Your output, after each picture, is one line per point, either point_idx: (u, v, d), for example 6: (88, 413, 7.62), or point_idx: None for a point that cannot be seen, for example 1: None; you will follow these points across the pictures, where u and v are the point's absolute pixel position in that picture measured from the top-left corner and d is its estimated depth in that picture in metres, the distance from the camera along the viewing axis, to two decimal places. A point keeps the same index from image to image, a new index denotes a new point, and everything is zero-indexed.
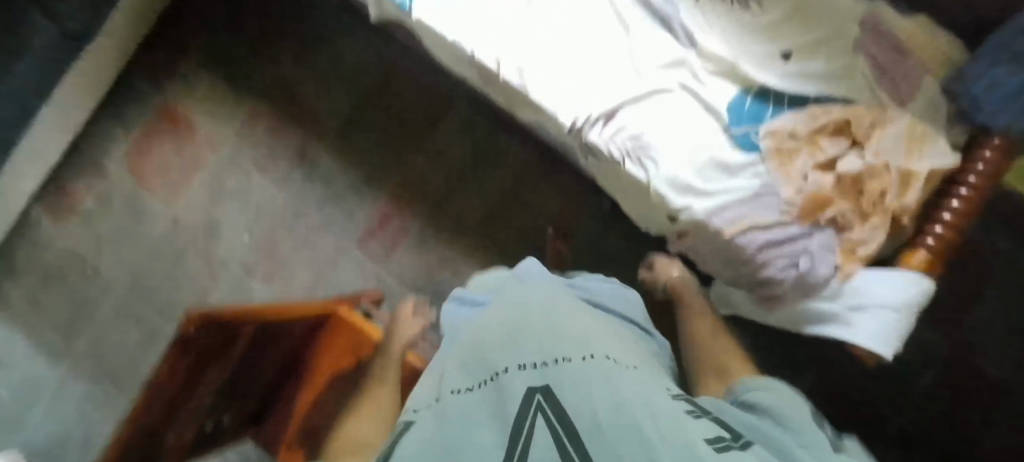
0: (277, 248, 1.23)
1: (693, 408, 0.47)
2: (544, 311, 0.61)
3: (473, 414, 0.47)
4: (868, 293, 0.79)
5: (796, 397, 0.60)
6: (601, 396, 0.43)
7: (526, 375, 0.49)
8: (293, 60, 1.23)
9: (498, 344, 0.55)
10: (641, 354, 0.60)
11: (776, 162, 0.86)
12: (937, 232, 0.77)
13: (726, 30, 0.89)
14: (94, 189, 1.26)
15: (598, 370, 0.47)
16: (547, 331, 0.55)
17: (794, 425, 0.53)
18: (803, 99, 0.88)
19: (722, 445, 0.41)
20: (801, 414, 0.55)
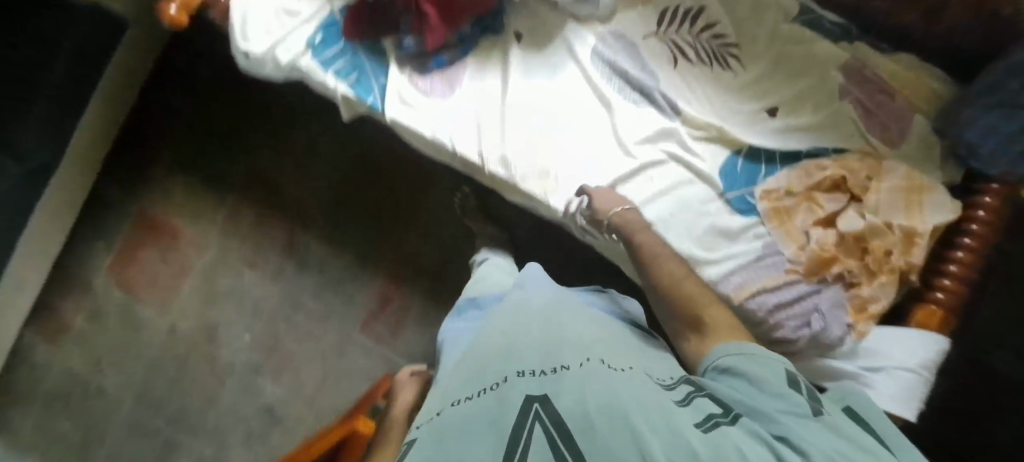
0: (281, 343, 1.20)
1: (682, 397, 0.50)
2: (545, 325, 0.63)
3: (476, 421, 0.49)
4: (885, 352, 0.78)
5: (772, 357, 0.56)
6: (596, 393, 0.47)
7: (529, 382, 0.51)
8: (271, 152, 1.22)
9: (501, 358, 0.57)
10: (635, 349, 0.64)
11: (776, 222, 0.85)
12: (945, 286, 0.76)
13: (707, 94, 0.87)
14: (83, 308, 1.21)
15: (596, 371, 0.50)
16: (542, 343, 0.58)
17: (774, 388, 0.51)
18: (794, 155, 0.86)
19: (710, 424, 0.45)
20: (777, 376, 0.52)
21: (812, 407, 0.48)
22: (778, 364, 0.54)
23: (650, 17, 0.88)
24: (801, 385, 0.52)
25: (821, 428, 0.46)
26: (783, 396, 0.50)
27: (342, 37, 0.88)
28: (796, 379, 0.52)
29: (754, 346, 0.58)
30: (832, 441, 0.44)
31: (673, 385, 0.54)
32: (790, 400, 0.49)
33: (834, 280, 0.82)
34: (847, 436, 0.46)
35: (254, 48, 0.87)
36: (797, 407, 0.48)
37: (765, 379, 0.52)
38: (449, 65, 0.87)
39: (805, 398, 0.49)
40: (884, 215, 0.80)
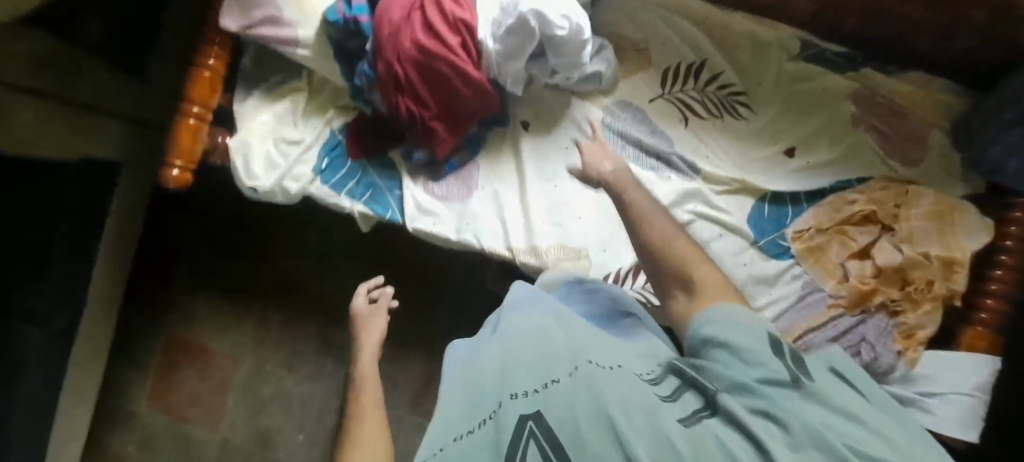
0: (336, 438, 1.14)
1: (669, 392, 0.49)
2: (534, 331, 0.60)
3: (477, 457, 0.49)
4: (941, 375, 0.78)
5: (752, 320, 0.53)
6: (585, 408, 0.46)
7: (523, 403, 0.50)
8: (285, 254, 1.17)
9: (495, 383, 0.55)
10: (623, 342, 0.61)
11: (811, 261, 0.85)
12: (987, 306, 0.77)
13: (724, 146, 0.87)
14: (135, 437, 1.13)
15: (586, 377, 0.49)
16: (537, 356, 0.55)
17: (751, 356, 0.48)
18: (820, 192, 0.86)
19: (694, 421, 0.44)
20: (757, 345, 0.49)
21: (792, 372, 0.45)
22: (754, 327, 0.51)
23: (655, 79, 0.87)
24: (783, 349, 0.49)
25: (802, 398, 0.43)
26: (762, 367, 0.47)
27: (348, 155, 0.86)
28: (778, 344, 0.49)
29: (738, 308, 0.54)
30: (812, 413, 0.42)
31: (659, 381, 0.52)
32: (768, 367, 0.46)
33: (876, 309, 0.83)
34: (832, 404, 0.43)
35: (265, 184, 0.83)
36: (775, 375, 0.45)
37: (742, 351, 0.49)
38: (462, 167, 0.87)
39: (786, 365, 0.46)
40: (919, 244, 0.81)
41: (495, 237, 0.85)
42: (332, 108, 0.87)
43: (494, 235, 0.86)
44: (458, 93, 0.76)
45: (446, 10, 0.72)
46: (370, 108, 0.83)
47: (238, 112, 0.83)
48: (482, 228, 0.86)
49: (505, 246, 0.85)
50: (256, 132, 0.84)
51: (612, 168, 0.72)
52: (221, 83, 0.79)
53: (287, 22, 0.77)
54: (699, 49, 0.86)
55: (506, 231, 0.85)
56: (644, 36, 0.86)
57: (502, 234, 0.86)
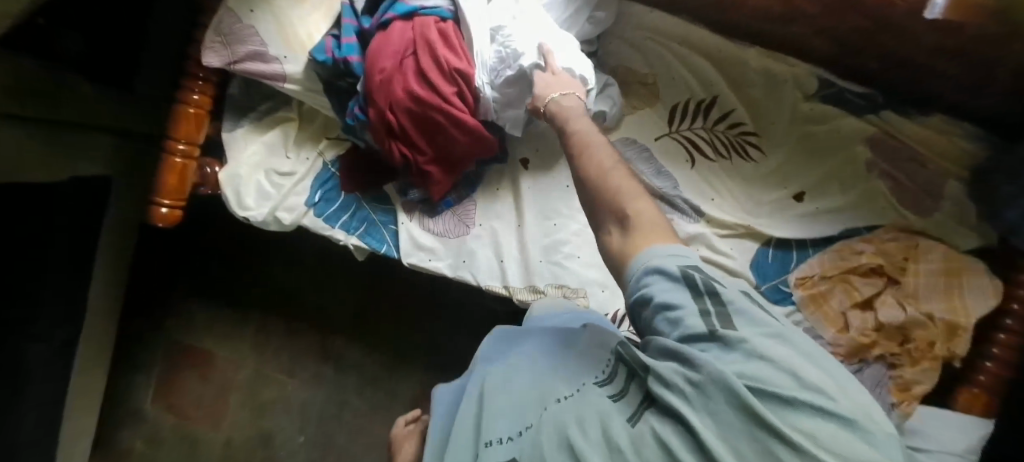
0: (335, 441, 1.13)
1: (618, 390, 0.48)
2: (508, 367, 0.63)
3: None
4: (932, 432, 0.73)
5: (675, 258, 0.46)
6: (551, 440, 0.48)
7: (501, 451, 0.53)
8: (283, 265, 1.16)
9: (476, 430, 0.58)
10: (586, 334, 0.62)
11: (812, 308, 0.82)
12: (988, 369, 0.74)
13: (731, 187, 0.85)
14: (141, 433, 1.14)
15: (551, 412, 0.51)
16: (508, 397, 0.59)
17: (676, 319, 0.43)
18: (826, 238, 0.84)
19: (638, 415, 0.44)
20: (671, 296, 0.44)
21: (708, 321, 0.41)
22: (669, 272, 0.45)
23: (662, 115, 0.85)
24: (698, 286, 0.43)
25: (721, 359, 0.40)
26: (682, 323, 0.43)
27: (341, 188, 0.84)
28: (693, 284, 0.43)
29: (656, 249, 0.47)
30: (729, 365, 0.39)
31: (611, 375, 0.51)
32: (690, 328, 0.42)
33: (875, 359, 0.80)
34: (749, 353, 0.39)
35: (251, 213, 0.81)
36: (693, 329, 0.42)
37: (660, 308, 0.44)
38: (458, 203, 0.85)
39: (702, 313, 0.42)
40: (924, 301, 0.78)
41: (495, 274, 0.84)
42: (324, 139, 0.84)
43: (492, 272, 0.84)
44: (455, 140, 0.73)
45: (441, 58, 0.70)
46: (361, 142, 0.79)
47: (227, 140, 0.81)
48: (479, 265, 0.84)
49: (505, 283, 0.84)
50: (245, 165, 0.81)
51: (558, 98, 0.66)
52: (207, 117, 0.77)
53: (275, 56, 0.74)
54: (709, 86, 0.84)
55: (504, 269, 0.84)
56: (654, 70, 0.85)
57: (502, 273, 0.84)
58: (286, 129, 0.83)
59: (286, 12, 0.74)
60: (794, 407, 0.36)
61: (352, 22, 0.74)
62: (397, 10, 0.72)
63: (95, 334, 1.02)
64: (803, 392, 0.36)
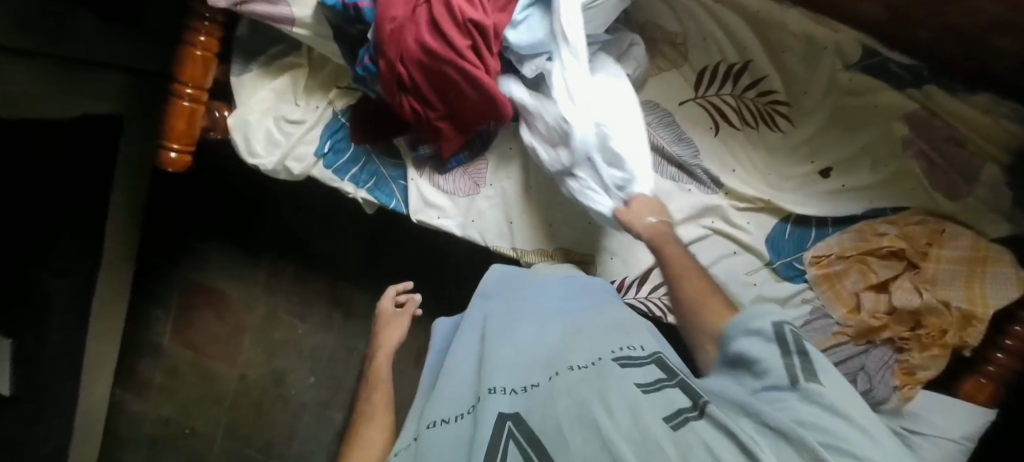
0: (344, 381, 1.18)
1: (651, 384, 0.49)
2: (519, 328, 0.62)
3: (452, 450, 0.48)
4: (930, 417, 0.74)
5: (775, 323, 0.52)
6: (567, 411, 0.47)
7: (502, 400, 0.51)
8: (293, 210, 1.17)
9: (476, 379, 0.56)
10: (603, 313, 0.62)
11: (823, 287, 0.81)
12: (997, 359, 0.72)
13: (753, 159, 0.82)
14: (160, 363, 1.19)
15: (571, 380, 0.50)
16: (515, 359, 0.57)
17: (761, 371, 0.49)
18: (848, 218, 0.81)
19: (679, 420, 0.44)
20: (762, 347, 0.50)
21: (792, 374, 0.47)
22: (766, 333, 0.51)
23: (687, 78, 0.81)
24: (790, 344, 0.50)
25: (801, 406, 0.45)
26: (765, 370, 0.49)
27: (351, 141, 0.82)
28: (784, 342, 0.50)
29: (747, 315, 0.54)
30: (805, 412, 0.44)
31: (642, 365, 0.52)
32: (771, 379, 0.48)
33: (883, 341, 0.80)
34: (829, 406, 0.44)
35: (262, 161, 0.80)
36: (775, 380, 0.48)
37: (748, 356, 0.51)
38: (468, 162, 0.82)
39: (788, 366, 0.48)
40: (942, 287, 0.76)
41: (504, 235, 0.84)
42: (334, 88, 0.81)
43: (504, 233, 0.84)
44: (462, 90, 0.69)
45: (454, 7, 0.66)
46: (372, 93, 0.76)
47: (236, 85, 0.79)
48: (492, 225, 0.84)
49: (516, 243, 0.85)
50: (257, 114, 0.79)
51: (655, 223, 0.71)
52: (214, 61, 0.74)
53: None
54: (743, 48, 0.79)
55: (514, 230, 0.84)
56: (684, 30, 0.79)
57: (511, 235, 0.84)
58: (295, 76, 0.81)
59: None
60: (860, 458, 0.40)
61: None
62: None
63: (112, 271, 1.04)
64: (871, 452, 0.40)
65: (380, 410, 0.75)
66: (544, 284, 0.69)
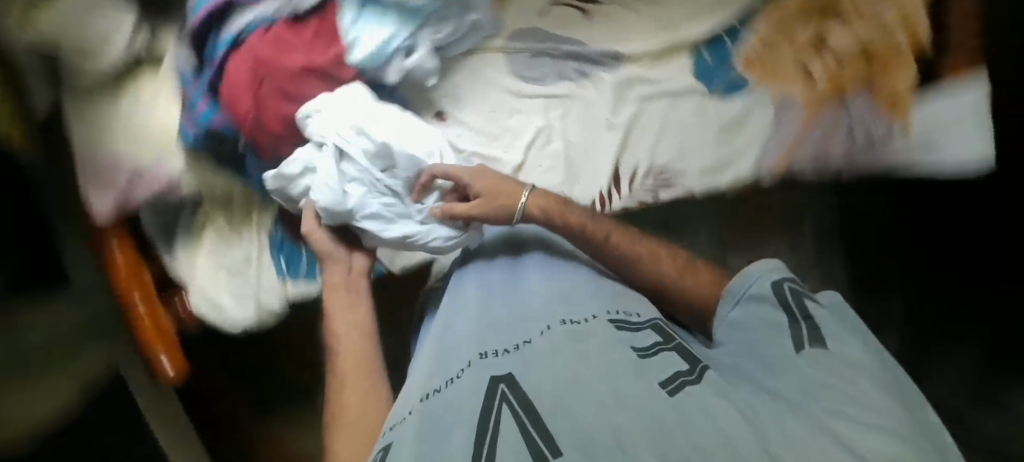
0: None
1: (647, 348, 0.49)
2: (493, 300, 0.60)
3: (450, 412, 0.45)
4: (935, 121, 0.69)
5: (777, 285, 0.55)
6: (558, 381, 0.44)
7: (494, 362, 0.49)
8: None
9: (462, 348, 0.53)
10: (583, 273, 0.62)
11: (762, 77, 0.79)
12: (954, 27, 0.69)
13: (631, 18, 0.85)
14: None
15: (560, 342, 0.50)
16: (511, 319, 0.56)
17: (766, 340, 0.51)
18: (746, 13, 0.83)
19: (674, 384, 0.44)
20: (767, 317, 0.53)
21: (796, 343, 0.50)
22: (764, 294, 0.55)
23: None
24: (794, 307, 0.53)
25: (806, 366, 0.47)
26: (768, 348, 0.51)
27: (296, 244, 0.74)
28: (789, 309, 0.53)
29: (757, 266, 0.58)
30: (818, 380, 0.46)
31: (637, 333, 0.52)
32: (774, 348, 0.50)
33: (854, 92, 0.75)
34: (838, 376, 0.46)
35: (238, 322, 0.73)
36: (784, 343, 0.50)
37: (768, 322, 0.53)
38: None
39: (794, 336, 0.51)
40: (868, 12, 0.77)
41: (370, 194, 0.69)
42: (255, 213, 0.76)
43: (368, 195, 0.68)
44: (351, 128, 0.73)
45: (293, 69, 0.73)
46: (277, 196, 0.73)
47: (177, 272, 0.73)
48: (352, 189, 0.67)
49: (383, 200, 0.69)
50: (206, 284, 0.73)
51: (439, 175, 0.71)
52: (140, 261, 0.69)
53: (151, 166, 0.70)
54: None
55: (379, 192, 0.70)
56: None
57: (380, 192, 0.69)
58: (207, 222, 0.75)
59: (128, 115, 0.69)
60: (850, 416, 0.42)
61: (197, 86, 0.74)
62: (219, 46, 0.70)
63: None
64: (866, 416, 0.41)
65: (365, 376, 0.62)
66: (516, 259, 0.66)
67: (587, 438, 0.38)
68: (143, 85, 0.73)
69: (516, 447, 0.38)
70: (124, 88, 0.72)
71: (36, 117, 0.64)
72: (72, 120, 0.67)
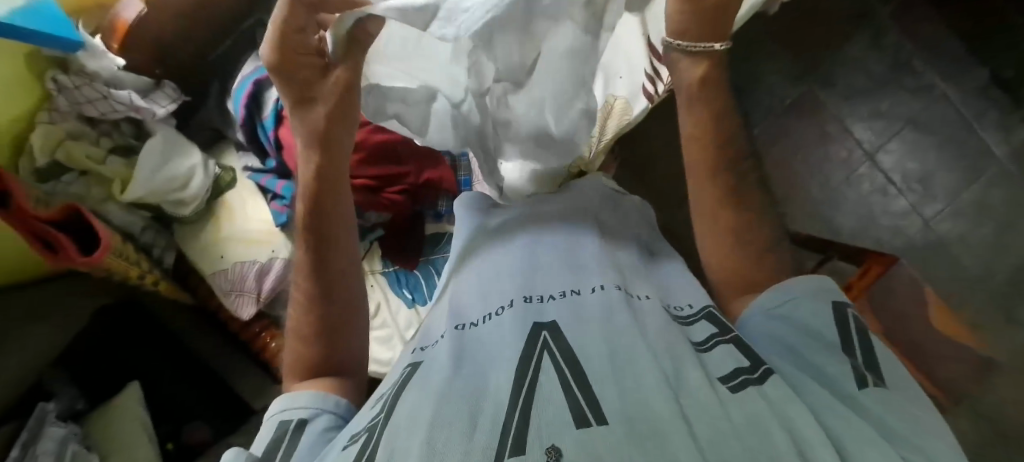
0: None
1: (702, 340, 0.44)
2: (542, 235, 0.53)
3: (499, 350, 0.41)
4: None
5: (830, 304, 0.45)
6: (599, 353, 0.39)
7: (541, 308, 0.45)
8: None
9: (499, 283, 0.48)
10: (644, 258, 0.55)
11: None
12: None
13: None
14: None
15: (614, 306, 0.44)
16: (563, 261, 0.50)
17: (820, 360, 0.42)
18: None
19: (737, 381, 0.39)
20: (801, 327, 0.44)
21: (856, 375, 0.41)
22: (817, 303, 0.45)
23: None
24: (849, 333, 0.44)
25: (875, 409, 0.39)
26: (822, 370, 0.42)
27: (412, 271, 0.81)
28: (845, 330, 0.44)
29: (798, 284, 0.47)
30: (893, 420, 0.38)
31: (690, 326, 0.46)
32: (837, 367, 0.42)
33: None
34: (904, 418, 0.38)
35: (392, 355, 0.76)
36: (841, 363, 0.42)
37: (790, 319, 0.45)
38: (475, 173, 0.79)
39: (851, 366, 0.42)
40: None
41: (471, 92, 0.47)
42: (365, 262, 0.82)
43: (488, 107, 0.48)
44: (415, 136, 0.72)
45: None
46: None
47: None
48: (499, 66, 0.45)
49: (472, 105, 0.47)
50: None
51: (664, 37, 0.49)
52: None
53: (261, 261, 0.73)
54: None
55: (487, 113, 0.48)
56: None
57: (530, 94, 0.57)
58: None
59: (221, 228, 0.74)
60: (922, 449, 0.36)
61: (270, 176, 0.74)
62: (268, 128, 0.70)
63: None
64: None
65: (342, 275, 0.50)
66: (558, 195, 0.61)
67: (639, 413, 0.35)
68: (229, 199, 0.75)
69: (557, 406, 0.35)
70: (214, 207, 0.75)
71: (169, 267, 0.77)
72: (187, 254, 0.75)
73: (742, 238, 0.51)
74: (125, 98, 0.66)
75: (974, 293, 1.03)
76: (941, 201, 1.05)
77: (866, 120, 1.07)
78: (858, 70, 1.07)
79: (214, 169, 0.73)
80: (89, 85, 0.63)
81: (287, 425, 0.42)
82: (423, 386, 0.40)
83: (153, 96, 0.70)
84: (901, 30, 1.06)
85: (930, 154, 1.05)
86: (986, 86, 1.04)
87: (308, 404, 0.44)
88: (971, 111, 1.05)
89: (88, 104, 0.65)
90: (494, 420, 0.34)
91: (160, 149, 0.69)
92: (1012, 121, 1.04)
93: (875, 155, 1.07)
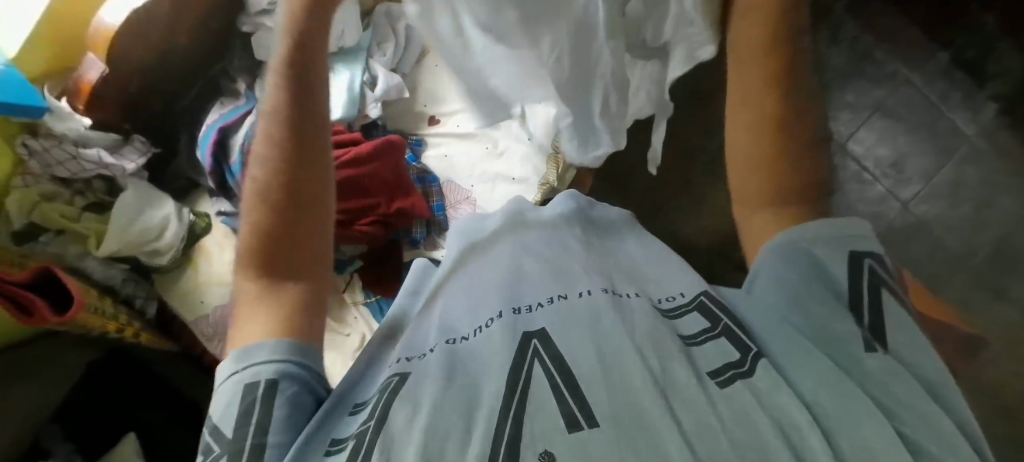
0: None
1: (695, 333, 0.42)
2: (526, 252, 0.52)
3: (488, 364, 0.39)
4: None
5: (845, 250, 0.43)
6: (589, 360, 0.37)
7: (528, 319, 0.43)
8: None
9: (488, 297, 0.47)
10: (629, 257, 0.54)
11: None
12: None
13: None
14: None
15: (601, 308, 0.41)
16: (550, 269, 0.48)
17: (823, 316, 0.40)
18: None
19: (726, 376, 0.37)
20: (811, 276, 0.42)
21: (862, 338, 0.38)
22: (831, 252, 0.43)
23: None
24: (861, 287, 0.41)
25: (876, 377, 0.36)
26: (827, 327, 0.40)
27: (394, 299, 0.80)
28: (861, 279, 0.41)
29: (812, 231, 0.45)
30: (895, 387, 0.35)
31: (679, 319, 0.44)
32: (845, 324, 0.39)
33: None
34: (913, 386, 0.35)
35: None
36: (848, 328, 0.39)
37: (808, 261, 0.43)
38: (447, 197, 0.81)
39: (855, 330, 0.39)
40: None
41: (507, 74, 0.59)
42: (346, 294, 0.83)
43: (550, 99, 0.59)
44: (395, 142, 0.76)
45: None
46: None
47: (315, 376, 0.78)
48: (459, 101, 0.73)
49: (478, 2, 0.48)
50: (337, 370, 0.78)
51: None
52: None
53: None
54: None
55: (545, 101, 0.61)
56: None
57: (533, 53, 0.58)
58: None
59: (198, 273, 0.75)
60: (924, 416, 0.34)
61: None
62: (236, 172, 0.72)
63: None
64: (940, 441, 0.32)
65: (314, 205, 0.45)
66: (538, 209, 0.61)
67: (628, 414, 0.34)
68: (206, 244, 0.76)
69: (550, 415, 0.34)
70: (192, 254, 0.76)
71: (151, 317, 0.78)
72: (169, 301, 0.76)
73: (778, 139, 0.49)
74: (94, 156, 0.68)
75: (959, 271, 1.04)
76: (917, 183, 1.05)
77: (834, 111, 1.08)
78: (821, 64, 1.08)
79: (188, 216, 0.75)
80: (58, 147, 0.65)
81: (254, 388, 0.37)
82: (411, 393, 0.38)
83: (123, 151, 0.72)
84: (859, 22, 1.07)
85: (901, 139, 1.06)
86: (948, 68, 1.06)
87: (265, 361, 0.38)
88: (936, 93, 1.06)
89: (59, 166, 0.67)
90: (487, 430, 0.34)
91: (134, 202, 0.71)
92: (979, 99, 1.05)
93: (847, 144, 1.07)
